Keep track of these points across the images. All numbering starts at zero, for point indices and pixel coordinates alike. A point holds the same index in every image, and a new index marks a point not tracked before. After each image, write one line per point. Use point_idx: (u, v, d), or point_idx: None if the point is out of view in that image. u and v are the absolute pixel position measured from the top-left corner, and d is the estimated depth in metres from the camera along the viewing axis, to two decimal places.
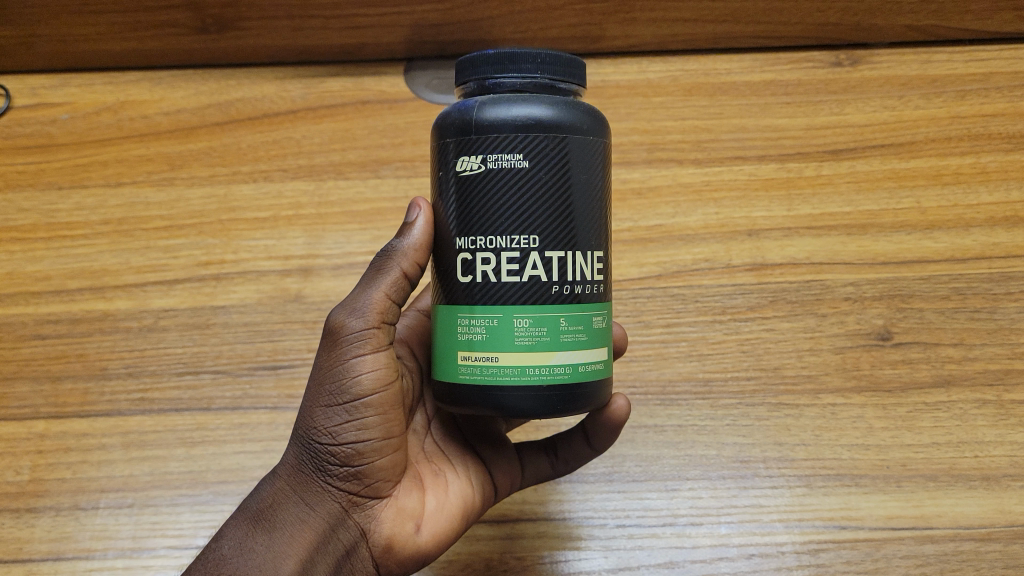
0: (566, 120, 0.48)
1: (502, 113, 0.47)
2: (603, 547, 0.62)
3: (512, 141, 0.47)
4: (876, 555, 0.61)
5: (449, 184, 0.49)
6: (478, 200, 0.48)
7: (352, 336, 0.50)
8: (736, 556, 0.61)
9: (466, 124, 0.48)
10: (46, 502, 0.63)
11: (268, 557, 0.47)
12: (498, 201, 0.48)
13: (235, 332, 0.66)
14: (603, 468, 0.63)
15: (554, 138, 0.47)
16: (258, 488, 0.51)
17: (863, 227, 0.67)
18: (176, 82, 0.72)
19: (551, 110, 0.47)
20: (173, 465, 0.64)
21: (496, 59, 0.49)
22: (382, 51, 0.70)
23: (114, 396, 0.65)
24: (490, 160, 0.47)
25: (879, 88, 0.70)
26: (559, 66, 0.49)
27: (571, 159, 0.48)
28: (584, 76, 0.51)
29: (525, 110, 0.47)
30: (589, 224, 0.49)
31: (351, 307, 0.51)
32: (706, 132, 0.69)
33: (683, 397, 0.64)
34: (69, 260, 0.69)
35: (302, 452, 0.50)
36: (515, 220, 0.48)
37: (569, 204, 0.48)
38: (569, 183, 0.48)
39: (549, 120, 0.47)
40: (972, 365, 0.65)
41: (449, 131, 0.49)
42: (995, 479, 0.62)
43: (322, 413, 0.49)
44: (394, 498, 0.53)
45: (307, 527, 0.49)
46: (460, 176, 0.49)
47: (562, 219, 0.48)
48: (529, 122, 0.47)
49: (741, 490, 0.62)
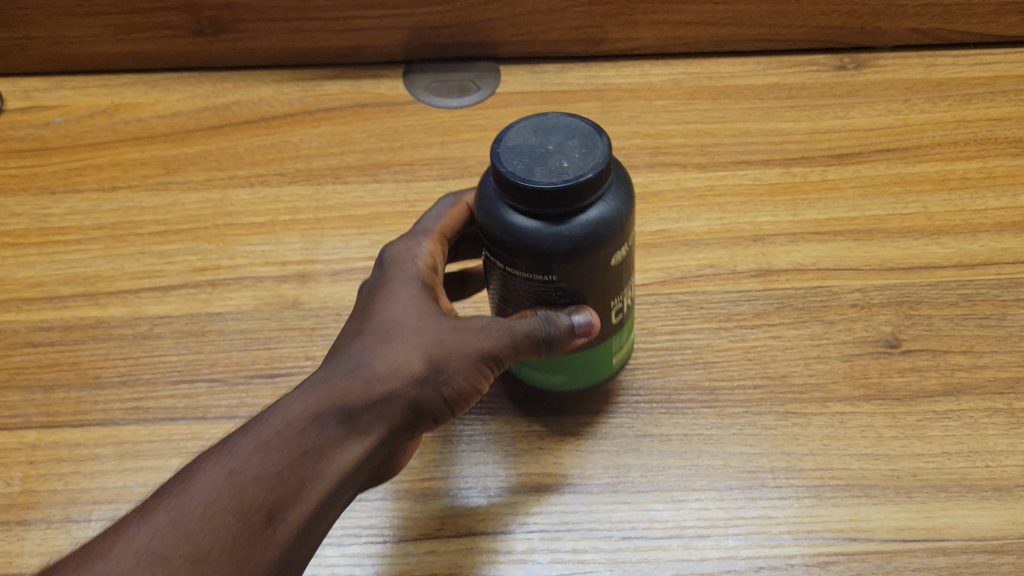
0: (601, 214, 0.45)
1: (561, 180, 0.43)
2: (608, 560, 0.52)
3: (550, 257, 0.45)
4: (888, 568, 0.52)
5: (512, 251, 0.46)
6: (549, 263, 0.46)
7: (496, 357, 0.47)
8: (744, 570, 0.52)
9: (505, 237, 0.46)
10: (38, 514, 0.54)
11: (342, 460, 0.42)
12: (553, 297, 0.48)
13: (231, 341, 0.62)
14: (607, 477, 0.57)
15: (590, 238, 0.45)
16: (341, 369, 0.43)
17: (869, 233, 0.68)
18: (173, 86, 0.77)
19: (600, 161, 0.44)
20: (166, 476, 0.55)
21: (526, 172, 0.44)
22: (381, 55, 0.78)
23: (109, 405, 0.59)
24: (543, 269, 0.46)
25: (884, 93, 0.77)
26: (585, 161, 0.44)
27: (617, 191, 0.46)
28: (605, 144, 0.45)
29: (563, 227, 0.44)
30: (619, 278, 0.50)
31: (507, 337, 0.47)
32: (709, 136, 0.74)
33: (687, 406, 0.60)
34: (61, 266, 0.66)
35: (423, 391, 0.44)
36: (588, 268, 0.47)
37: (605, 276, 0.48)
38: (604, 263, 0.47)
39: (586, 224, 0.45)
40: (981, 373, 0.61)
41: (489, 232, 0.47)
42: (1007, 491, 0.55)
43: (456, 375, 0.45)
44: (418, 435, 0.49)
45: (379, 449, 0.44)
46: (524, 245, 0.45)
47: (621, 250, 0.48)
48: (568, 238, 0.45)
49: (748, 501, 0.55)
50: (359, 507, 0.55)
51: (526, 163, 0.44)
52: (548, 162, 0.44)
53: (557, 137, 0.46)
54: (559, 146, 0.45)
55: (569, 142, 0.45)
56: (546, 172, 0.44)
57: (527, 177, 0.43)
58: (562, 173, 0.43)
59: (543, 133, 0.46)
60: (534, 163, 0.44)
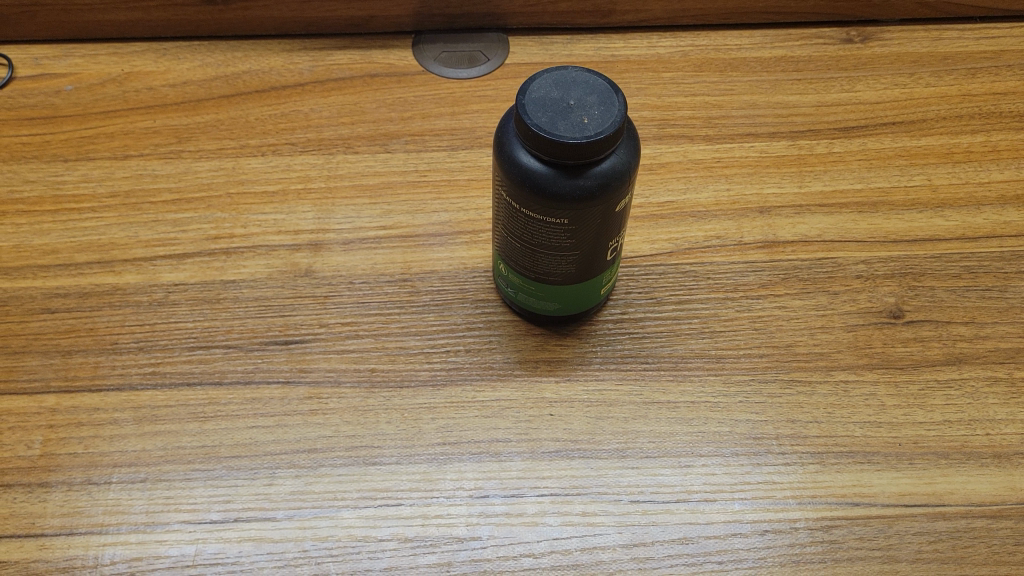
0: (612, 165, 0.51)
1: (581, 136, 0.49)
2: (618, 523, 0.54)
3: (565, 199, 0.51)
4: (889, 532, 0.54)
5: (528, 195, 0.52)
6: (560, 207, 0.52)
7: None
8: (749, 534, 0.54)
9: (525, 181, 0.51)
10: (58, 477, 0.55)
11: None
12: (565, 236, 0.54)
13: (245, 308, 0.63)
14: (615, 443, 0.57)
15: (601, 185, 0.51)
16: None
17: (875, 206, 0.69)
18: (182, 55, 0.77)
19: (617, 120, 0.49)
20: (186, 440, 0.57)
21: (550, 123, 0.49)
22: (390, 25, 0.78)
23: (125, 369, 0.60)
24: (559, 210, 0.52)
25: (890, 66, 0.77)
26: (603, 114, 0.50)
27: (626, 146, 0.52)
28: (621, 100, 0.51)
29: (577, 172, 0.50)
30: (623, 221, 0.56)
31: None
32: (716, 109, 0.74)
33: (695, 373, 0.61)
34: (77, 233, 0.66)
35: None
36: (595, 214, 0.53)
37: (611, 220, 0.54)
38: (611, 210, 0.53)
39: (598, 174, 0.51)
40: (983, 344, 0.62)
41: (510, 176, 0.52)
42: (1007, 457, 0.57)
43: None
44: None
45: None
46: (540, 190, 0.51)
47: (625, 198, 0.53)
48: (582, 184, 0.51)
49: (754, 467, 0.57)
50: (374, 472, 0.56)
51: (550, 117, 0.49)
52: (570, 116, 0.49)
53: (576, 91, 0.51)
54: (579, 101, 0.50)
55: (588, 97, 0.50)
56: (568, 127, 0.49)
57: (551, 130, 0.49)
58: (582, 128, 0.49)
59: (564, 86, 0.51)
60: (557, 116, 0.49)
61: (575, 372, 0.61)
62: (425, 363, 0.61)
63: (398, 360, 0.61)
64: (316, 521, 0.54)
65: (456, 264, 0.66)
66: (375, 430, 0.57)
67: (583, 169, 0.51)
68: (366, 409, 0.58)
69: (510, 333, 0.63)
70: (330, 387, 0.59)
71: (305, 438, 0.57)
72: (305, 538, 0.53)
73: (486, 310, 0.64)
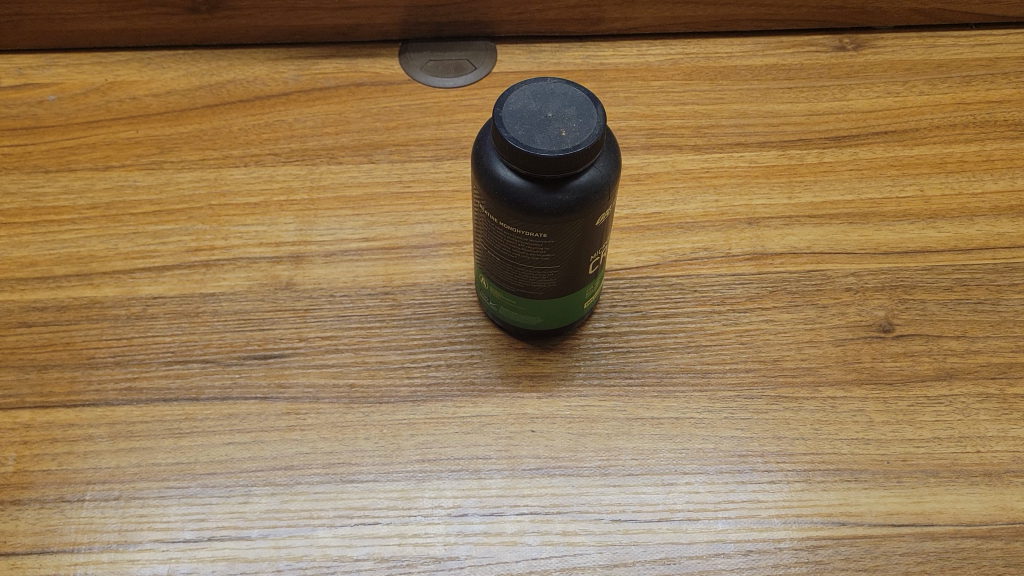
0: (591, 180, 0.50)
1: (559, 149, 0.48)
2: (598, 542, 0.53)
3: (542, 214, 0.50)
4: (875, 552, 0.53)
5: (505, 209, 0.51)
6: (539, 222, 0.51)
7: None
8: (732, 553, 0.53)
9: (503, 195, 0.50)
10: (31, 494, 0.55)
11: None
12: (545, 251, 0.53)
13: (225, 321, 0.62)
14: (598, 461, 0.56)
15: (579, 200, 0.50)
16: None
17: (865, 217, 0.68)
18: (166, 64, 0.76)
19: (595, 132, 0.48)
20: (161, 456, 0.56)
21: (527, 137, 0.48)
22: (377, 33, 0.77)
23: (102, 385, 0.59)
24: (537, 225, 0.51)
25: (883, 74, 0.76)
26: (581, 126, 0.49)
27: (606, 159, 0.51)
28: (601, 113, 0.50)
29: (556, 186, 0.50)
30: (604, 235, 0.55)
31: None
32: (705, 118, 0.73)
33: (680, 389, 0.59)
34: (56, 245, 0.65)
35: None
36: (575, 229, 0.52)
37: (592, 234, 0.53)
38: (591, 224, 0.52)
39: (577, 188, 0.50)
40: (975, 359, 0.61)
41: (488, 191, 0.51)
42: (997, 475, 0.56)
43: None
44: None
45: None
46: (518, 204, 0.50)
47: (605, 212, 0.53)
48: (560, 198, 0.50)
49: (738, 485, 0.56)
50: (351, 490, 0.55)
51: (527, 130, 0.48)
52: (548, 129, 0.49)
53: (555, 103, 0.50)
54: (558, 113, 0.49)
55: (567, 109, 0.49)
56: (546, 140, 0.48)
57: (528, 143, 0.48)
58: (560, 141, 0.48)
59: (542, 98, 0.50)
60: (534, 129, 0.49)
61: (559, 387, 0.60)
62: (405, 378, 0.60)
63: (378, 375, 0.60)
64: (292, 540, 0.53)
65: (439, 277, 0.65)
66: (353, 446, 0.56)
67: (561, 183, 0.50)
68: (344, 425, 0.57)
69: (493, 347, 0.62)
70: (308, 403, 0.58)
71: (282, 455, 0.56)
72: (280, 558, 0.52)
73: (469, 324, 0.63)
